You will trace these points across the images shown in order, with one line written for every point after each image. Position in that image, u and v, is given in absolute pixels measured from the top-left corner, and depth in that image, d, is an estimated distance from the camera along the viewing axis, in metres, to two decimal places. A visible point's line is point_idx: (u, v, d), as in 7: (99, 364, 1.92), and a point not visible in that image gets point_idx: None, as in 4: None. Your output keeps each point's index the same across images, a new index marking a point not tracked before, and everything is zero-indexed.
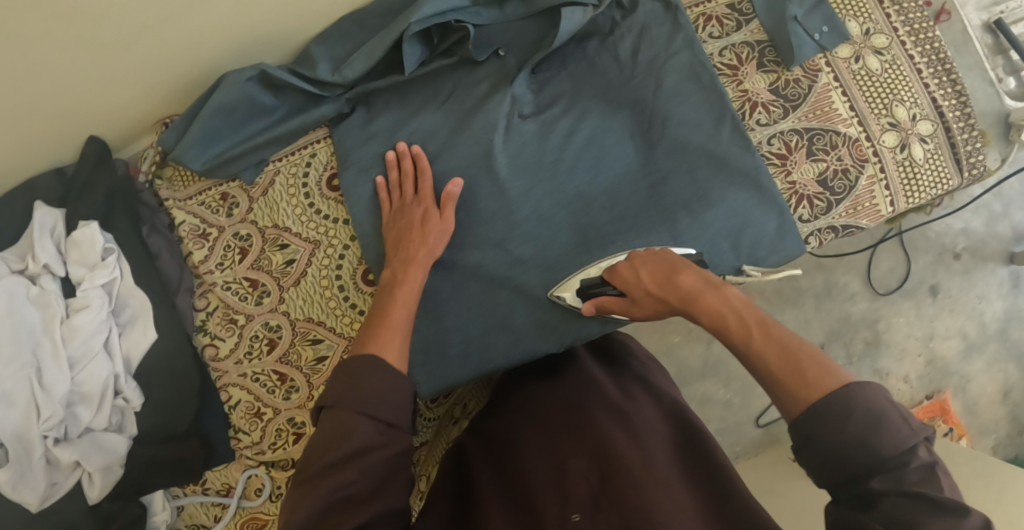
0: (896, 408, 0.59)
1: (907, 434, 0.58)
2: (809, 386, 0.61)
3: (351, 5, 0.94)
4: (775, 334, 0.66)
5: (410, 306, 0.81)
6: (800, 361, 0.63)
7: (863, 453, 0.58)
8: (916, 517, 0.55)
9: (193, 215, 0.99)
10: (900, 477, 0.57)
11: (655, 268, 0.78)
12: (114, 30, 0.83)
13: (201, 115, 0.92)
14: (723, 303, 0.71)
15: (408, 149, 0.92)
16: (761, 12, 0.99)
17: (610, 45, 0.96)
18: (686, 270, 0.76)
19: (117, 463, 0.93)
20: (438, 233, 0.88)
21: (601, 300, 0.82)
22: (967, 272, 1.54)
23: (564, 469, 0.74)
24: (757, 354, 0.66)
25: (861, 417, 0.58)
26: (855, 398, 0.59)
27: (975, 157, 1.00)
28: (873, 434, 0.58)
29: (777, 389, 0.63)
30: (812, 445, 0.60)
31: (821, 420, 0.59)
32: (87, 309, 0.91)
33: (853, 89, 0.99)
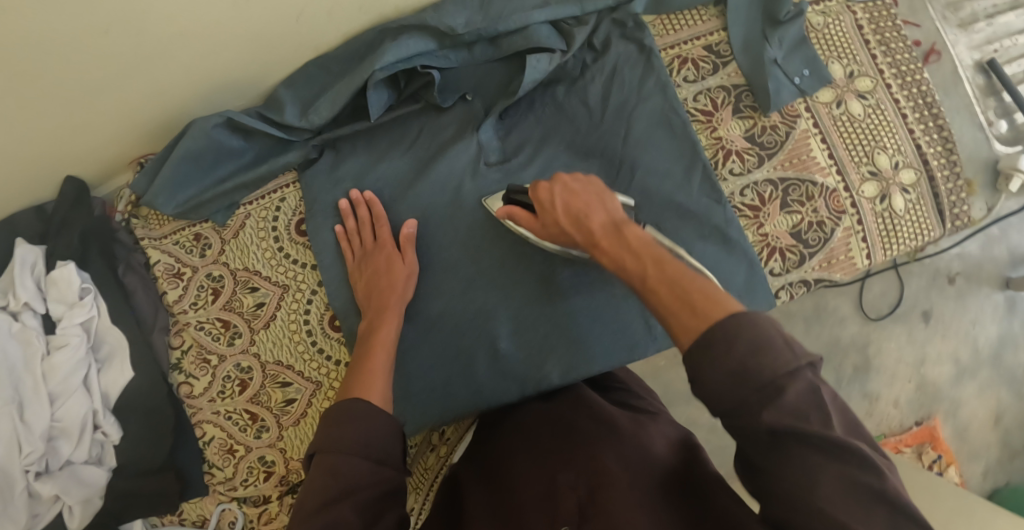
0: (782, 336, 0.54)
1: (793, 360, 0.52)
2: (691, 313, 0.58)
3: (316, 50, 0.93)
4: (666, 272, 0.63)
5: (389, 349, 0.82)
6: (687, 291, 0.60)
7: (749, 382, 0.53)
8: (802, 464, 0.52)
9: (168, 255, 1.00)
10: (788, 414, 0.52)
11: (569, 193, 0.75)
12: (81, 84, 0.83)
13: (171, 160, 0.93)
14: (620, 241, 0.69)
15: (360, 196, 0.93)
16: (738, 54, 0.96)
17: (580, 89, 0.94)
18: (597, 205, 0.73)
19: (96, 495, 0.96)
20: (403, 277, 0.88)
21: (512, 211, 0.80)
22: (961, 296, 1.48)
23: (553, 485, 0.70)
24: (648, 291, 0.63)
25: (742, 344, 0.53)
26: (735, 321, 0.54)
27: (960, 207, 0.97)
28: (757, 362, 0.53)
29: (664, 319, 0.60)
30: (698, 381, 0.55)
31: (702, 350, 0.55)
32: (65, 347, 0.94)
33: (833, 136, 0.96)
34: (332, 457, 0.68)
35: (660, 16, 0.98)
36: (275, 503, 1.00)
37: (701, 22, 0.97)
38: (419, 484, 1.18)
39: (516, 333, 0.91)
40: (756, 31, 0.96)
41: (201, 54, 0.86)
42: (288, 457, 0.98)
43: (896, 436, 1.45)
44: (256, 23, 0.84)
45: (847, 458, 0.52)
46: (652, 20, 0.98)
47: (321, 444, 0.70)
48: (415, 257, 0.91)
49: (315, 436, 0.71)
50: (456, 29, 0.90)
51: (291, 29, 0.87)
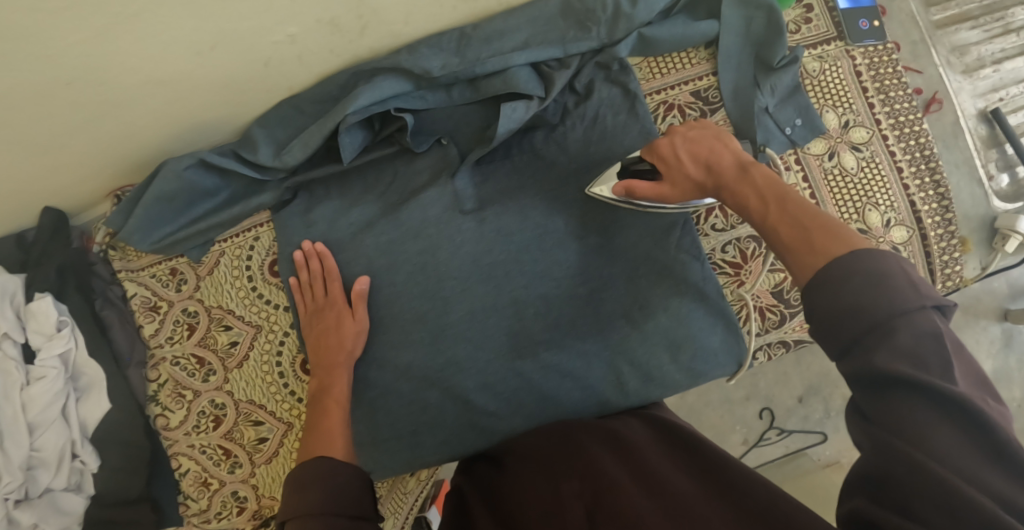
0: (905, 274, 0.56)
1: (915, 301, 0.54)
2: (812, 247, 0.61)
3: (290, 90, 0.92)
4: (795, 205, 0.66)
5: (343, 405, 0.84)
6: (811, 226, 0.62)
7: (866, 319, 0.55)
8: (912, 415, 0.52)
9: (144, 288, 1.01)
10: (898, 359, 0.53)
11: (692, 147, 0.76)
12: (50, 128, 0.82)
13: (143, 202, 0.93)
14: (746, 179, 0.71)
15: (313, 247, 0.94)
16: (727, 101, 0.92)
17: (559, 135, 0.93)
18: (723, 149, 0.74)
19: (75, 523, 0.96)
20: (353, 333, 0.90)
21: (630, 184, 0.80)
22: (958, 328, 1.44)
23: (556, 491, 0.72)
24: (771, 226, 0.66)
25: (861, 282, 0.55)
26: (861, 258, 0.57)
27: (951, 268, 0.94)
28: (876, 297, 0.55)
29: (784, 255, 0.64)
30: (815, 313, 0.58)
31: (819, 289, 0.58)
32: (43, 379, 0.93)
33: (823, 191, 0.92)
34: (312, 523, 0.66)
35: (646, 58, 0.95)
36: None
37: (690, 66, 0.94)
38: (397, 509, 1.17)
39: (483, 386, 0.91)
40: (747, 77, 0.92)
41: (172, 98, 0.85)
42: (260, 494, 0.99)
43: None
44: (226, 70, 0.83)
45: (965, 414, 0.51)
46: (638, 61, 0.95)
47: (296, 510, 0.68)
48: (366, 312, 0.92)
49: (284, 504, 0.69)
50: (432, 73, 0.88)
51: (261, 73, 0.87)
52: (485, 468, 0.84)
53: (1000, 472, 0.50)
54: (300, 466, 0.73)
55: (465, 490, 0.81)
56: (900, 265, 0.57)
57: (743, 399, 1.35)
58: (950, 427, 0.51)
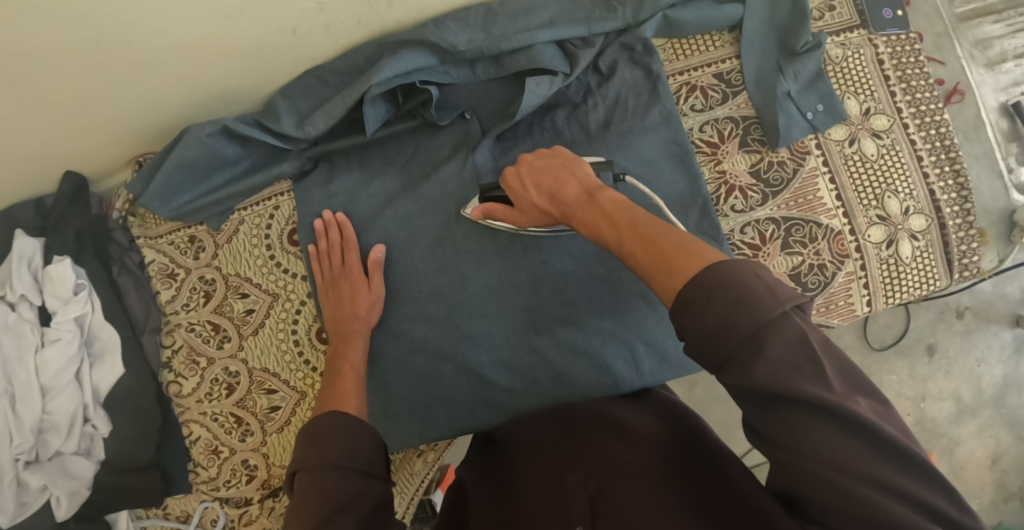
0: (761, 282, 0.56)
1: (774, 309, 0.54)
2: (668, 274, 0.61)
3: (315, 61, 0.93)
4: (646, 225, 0.66)
5: (358, 368, 0.85)
6: (664, 248, 0.62)
7: (732, 336, 0.55)
8: (802, 426, 0.53)
9: (163, 255, 1.01)
10: (779, 371, 0.53)
11: (539, 177, 0.79)
12: (78, 89, 0.84)
13: (165, 168, 0.93)
14: (595, 205, 0.72)
15: (333, 217, 0.94)
16: (750, 84, 0.93)
17: (580, 114, 0.93)
18: (569, 178, 0.77)
19: (84, 487, 0.96)
20: (369, 302, 0.91)
21: (489, 209, 0.85)
22: (969, 333, 1.44)
23: (563, 484, 0.71)
24: (626, 251, 0.66)
25: (719, 302, 0.56)
26: (710, 275, 0.57)
27: (969, 258, 0.94)
28: (738, 314, 0.55)
29: (647, 280, 0.63)
30: (687, 337, 0.58)
31: (685, 310, 0.58)
32: (58, 342, 0.93)
33: (843, 176, 0.93)
34: (318, 478, 0.66)
35: (670, 40, 0.95)
36: (257, 506, 1.01)
37: (714, 48, 0.95)
38: (405, 488, 1.15)
39: (498, 362, 0.92)
40: (770, 62, 0.93)
41: (199, 63, 0.86)
42: (270, 463, 0.99)
43: None
44: (253, 35, 0.84)
45: (848, 419, 0.53)
46: (662, 43, 0.95)
47: (304, 464, 0.68)
48: (383, 281, 0.93)
49: (295, 456, 0.69)
50: (457, 47, 0.89)
51: (288, 41, 0.87)
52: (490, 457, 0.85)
53: (889, 467, 0.53)
54: (309, 422, 0.73)
55: (466, 476, 0.82)
56: (752, 272, 0.57)
57: None
58: (837, 431, 0.53)
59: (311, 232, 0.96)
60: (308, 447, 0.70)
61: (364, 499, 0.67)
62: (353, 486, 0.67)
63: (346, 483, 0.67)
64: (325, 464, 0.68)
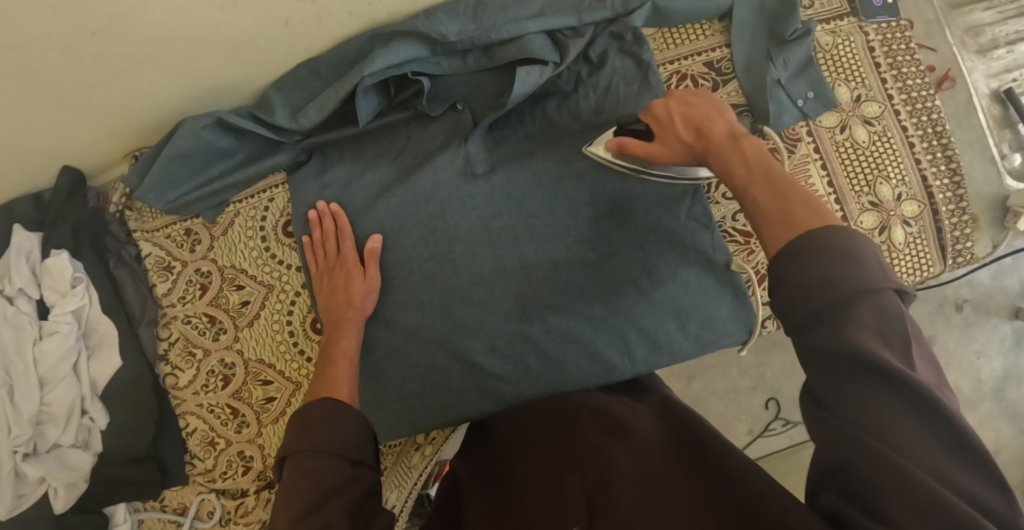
0: (876, 260, 0.57)
1: (881, 283, 0.55)
2: (787, 220, 0.62)
3: (308, 53, 0.94)
4: (775, 177, 0.67)
5: (351, 356, 0.85)
6: (788, 201, 0.63)
7: (832, 292, 0.55)
8: (874, 404, 0.52)
9: (159, 248, 1.01)
10: (876, 336, 0.53)
11: (690, 113, 0.79)
12: (73, 82, 0.84)
13: (161, 160, 0.94)
14: (734, 148, 0.72)
15: (327, 208, 0.95)
16: (740, 73, 0.93)
17: (571, 104, 0.94)
18: (718, 117, 0.76)
19: (81, 479, 0.96)
20: (365, 291, 0.91)
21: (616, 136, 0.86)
22: (968, 325, 1.43)
23: (560, 481, 0.73)
24: (748, 195, 0.67)
25: (827, 256, 0.57)
26: (831, 235, 0.58)
27: (962, 244, 0.94)
28: (848, 273, 0.55)
29: (760, 225, 0.65)
30: (784, 285, 0.58)
31: (791, 258, 0.59)
32: (56, 334, 0.94)
33: (835, 163, 0.93)
34: (310, 462, 0.67)
35: (661, 30, 0.96)
36: (252, 498, 1.02)
37: (703, 37, 0.95)
38: (403, 481, 1.15)
39: (489, 350, 0.93)
40: (761, 50, 0.93)
41: (193, 55, 0.87)
42: (266, 454, 1.00)
43: None
44: (246, 27, 0.85)
45: (924, 403, 0.51)
46: (653, 32, 0.96)
47: (296, 448, 0.69)
48: (378, 271, 0.93)
49: (285, 441, 0.70)
50: (448, 38, 0.90)
51: (281, 33, 0.88)
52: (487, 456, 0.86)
53: (957, 464, 0.51)
54: (305, 406, 0.74)
55: (461, 474, 0.85)
56: (867, 247, 0.59)
57: (749, 389, 1.36)
58: (910, 415, 0.52)
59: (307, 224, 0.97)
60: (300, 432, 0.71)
61: (356, 484, 0.68)
62: (343, 471, 0.68)
63: (336, 468, 0.68)
64: (315, 448, 0.68)
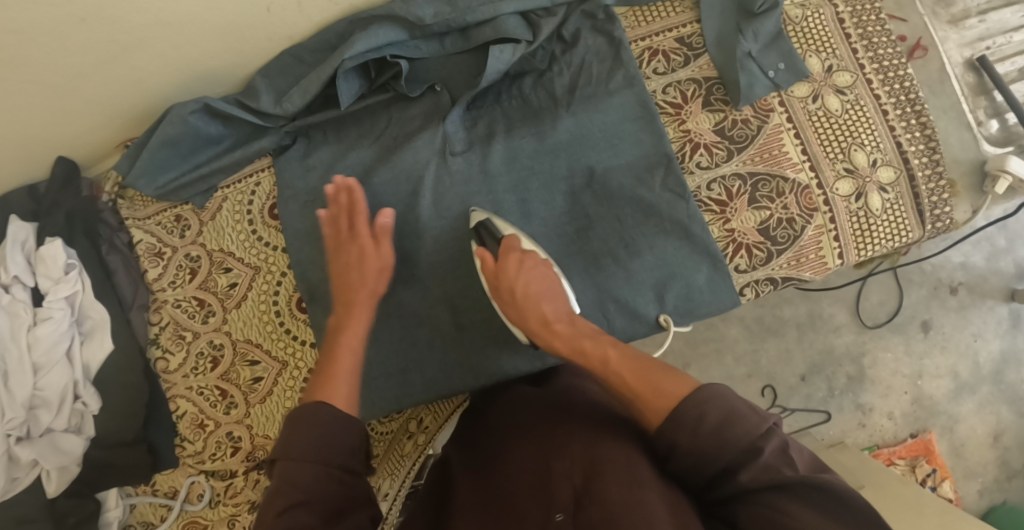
0: (740, 404, 0.64)
1: (758, 424, 0.63)
2: (652, 403, 0.68)
3: (291, 40, 0.98)
4: (620, 363, 0.75)
5: (359, 338, 0.82)
6: (649, 379, 0.71)
7: (728, 450, 0.62)
8: (782, 507, 0.59)
9: (150, 234, 1.04)
10: (778, 464, 0.61)
11: (533, 277, 0.85)
12: (63, 70, 0.88)
13: (151, 146, 0.97)
14: (579, 332, 0.81)
15: (342, 182, 0.92)
16: (711, 47, 0.95)
17: (546, 81, 0.97)
18: (556, 291, 0.85)
19: (73, 463, 0.97)
20: (377, 269, 0.89)
21: (483, 252, 0.87)
22: (964, 308, 1.41)
23: (547, 469, 0.71)
24: (612, 377, 0.74)
25: (713, 414, 0.64)
26: (697, 396, 0.65)
27: (941, 209, 0.94)
28: (729, 429, 0.63)
29: (635, 406, 0.70)
30: (683, 450, 0.64)
31: (678, 424, 0.65)
32: (49, 320, 0.95)
33: (808, 131, 0.94)
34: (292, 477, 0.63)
35: (632, 8, 0.98)
36: (241, 478, 1.03)
37: (674, 14, 0.97)
38: (396, 468, 1.09)
39: (471, 323, 0.95)
40: (730, 24, 0.95)
41: (179, 42, 0.90)
42: (253, 434, 1.01)
43: (887, 448, 1.37)
44: (228, 13, 0.89)
45: (821, 492, 0.58)
46: (624, 11, 0.98)
47: (288, 452, 0.65)
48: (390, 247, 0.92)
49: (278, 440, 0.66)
50: (424, 21, 0.92)
51: (263, 19, 0.92)
52: (470, 436, 0.87)
53: None
54: (296, 410, 0.68)
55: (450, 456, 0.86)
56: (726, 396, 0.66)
57: (745, 376, 1.39)
58: (812, 507, 0.58)
59: (289, 206, 0.99)
60: (294, 429, 0.67)
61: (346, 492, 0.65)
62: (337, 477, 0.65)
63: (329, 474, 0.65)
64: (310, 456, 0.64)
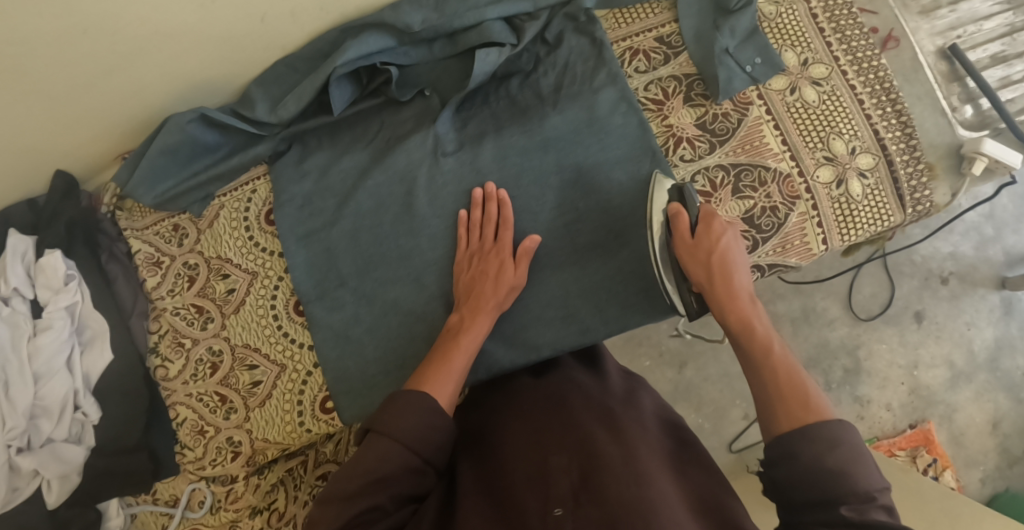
0: (869, 457, 0.66)
1: (878, 481, 0.65)
2: (796, 415, 0.69)
3: (284, 50, 1.01)
4: (783, 365, 0.75)
5: (471, 354, 0.86)
6: (803, 392, 0.71)
7: (846, 486, 0.63)
8: None
9: (148, 244, 1.06)
10: (880, 514, 0.63)
11: (728, 251, 0.84)
12: (64, 81, 0.90)
13: (149, 155, 1.00)
14: (754, 316, 0.80)
15: (495, 192, 0.95)
16: (689, 44, 0.99)
17: (532, 82, 1.00)
18: (742, 272, 0.83)
19: (74, 472, 0.96)
20: (508, 285, 0.91)
21: (683, 211, 0.86)
22: (956, 298, 1.43)
23: (545, 464, 0.73)
24: (768, 368, 0.74)
25: (848, 454, 0.65)
26: (843, 435, 0.66)
27: (921, 192, 0.97)
28: (856, 470, 0.64)
29: (776, 408, 0.71)
30: (804, 467, 0.65)
31: (818, 445, 0.66)
32: (50, 329, 0.95)
33: (786, 122, 0.97)
34: (381, 445, 0.72)
35: (612, 10, 1.02)
36: (242, 483, 1.03)
37: (653, 15, 1.01)
38: None
39: None
40: (707, 22, 0.99)
41: (176, 53, 0.93)
42: (253, 438, 1.01)
43: (888, 439, 1.37)
44: (224, 24, 0.92)
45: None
46: (605, 14, 1.02)
47: (380, 426, 0.74)
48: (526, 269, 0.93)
49: (375, 414, 0.75)
50: (412, 27, 0.96)
51: (257, 30, 0.95)
52: (469, 427, 0.89)
53: None
54: (410, 392, 0.77)
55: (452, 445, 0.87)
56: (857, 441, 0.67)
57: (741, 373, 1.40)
58: None
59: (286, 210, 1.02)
60: (391, 409, 0.75)
61: (413, 484, 0.73)
62: (415, 465, 0.73)
63: (409, 460, 0.72)
64: (398, 438, 0.73)
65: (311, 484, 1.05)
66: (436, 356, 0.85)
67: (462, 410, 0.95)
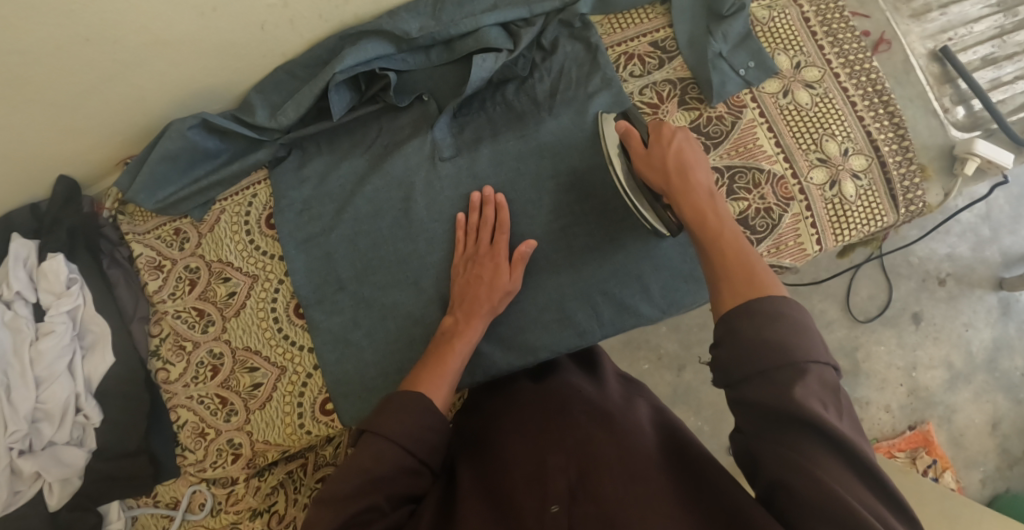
0: (811, 332, 0.65)
1: (819, 355, 0.63)
2: (740, 288, 0.70)
3: (284, 57, 1.03)
4: (730, 247, 0.76)
5: (464, 357, 0.87)
6: (751, 272, 0.71)
7: (780, 357, 0.63)
8: (806, 447, 0.60)
9: (150, 248, 1.07)
10: (819, 389, 0.61)
11: (681, 153, 0.84)
12: (68, 88, 0.92)
13: (151, 160, 1.01)
14: (711, 208, 0.80)
15: (493, 196, 0.96)
16: (683, 49, 1.00)
17: (528, 88, 1.01)
18: (699, 170, 0.84)
19: (75, 475, 0.97)
20: (504, 290, 0.91)
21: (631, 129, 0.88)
22: (953, 299, 1.43)
23: (543, 462, 0.74)
24: (718, 253, 0.75)
25: (786, 324, 0.64)
26: (778, 305, 0.66)
27: (913, 193, 0.97)
28: (794, 340, 0.63)
29: (722, 284, 0.72)
30: (741, 341, 0.65)
31: (754, 315, 0.66)
32: (52, 333, 0.97)
33: (780, 125, 0.98)
34: (378, 446, 0.73)
35: (607, 16, 1.04)
36: (242, 485, 1.04)
37: (647, 20, 1.03)
38: None
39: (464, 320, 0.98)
40: (701, 27, 1.00)
41: (177, 60, 0.95)
42: (254, 440, 1.02)
43: (887, 441, 1.38)
44: (225, 32, 0.93)
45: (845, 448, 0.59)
46: (600, 20, 1.04)
47: (375, 428, 0.74)
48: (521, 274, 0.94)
49: (370, 416, 0.76)
50: (410, 34, 0.98)
51: (257, 37, 0.97)
52: (470, 427, 0.89)
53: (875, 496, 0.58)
54: (404, 393, 0.77)
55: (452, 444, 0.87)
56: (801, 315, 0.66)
57: None
58: (837, 462, 0.59)
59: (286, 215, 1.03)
60: (387, 411, 0.76)
61: (408, 483, 0.73)
62: (410, 465, 0.73)
63: (404, 460, 0.73)
64: (394, 439, 0.73)
65: (311, 486, 1.06)
66: (430, 359, 0.86)
67: (463, 411, 0.96)
